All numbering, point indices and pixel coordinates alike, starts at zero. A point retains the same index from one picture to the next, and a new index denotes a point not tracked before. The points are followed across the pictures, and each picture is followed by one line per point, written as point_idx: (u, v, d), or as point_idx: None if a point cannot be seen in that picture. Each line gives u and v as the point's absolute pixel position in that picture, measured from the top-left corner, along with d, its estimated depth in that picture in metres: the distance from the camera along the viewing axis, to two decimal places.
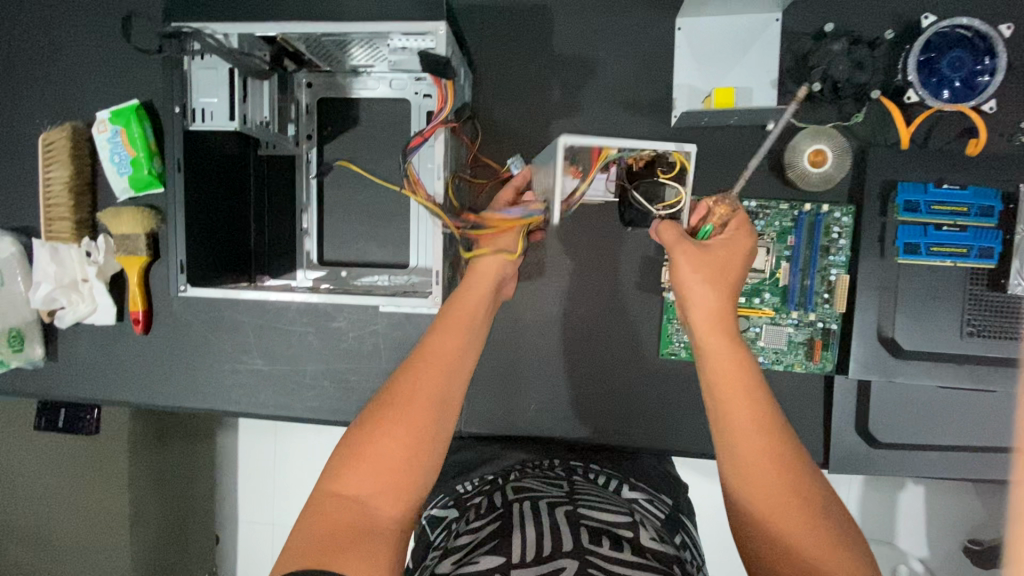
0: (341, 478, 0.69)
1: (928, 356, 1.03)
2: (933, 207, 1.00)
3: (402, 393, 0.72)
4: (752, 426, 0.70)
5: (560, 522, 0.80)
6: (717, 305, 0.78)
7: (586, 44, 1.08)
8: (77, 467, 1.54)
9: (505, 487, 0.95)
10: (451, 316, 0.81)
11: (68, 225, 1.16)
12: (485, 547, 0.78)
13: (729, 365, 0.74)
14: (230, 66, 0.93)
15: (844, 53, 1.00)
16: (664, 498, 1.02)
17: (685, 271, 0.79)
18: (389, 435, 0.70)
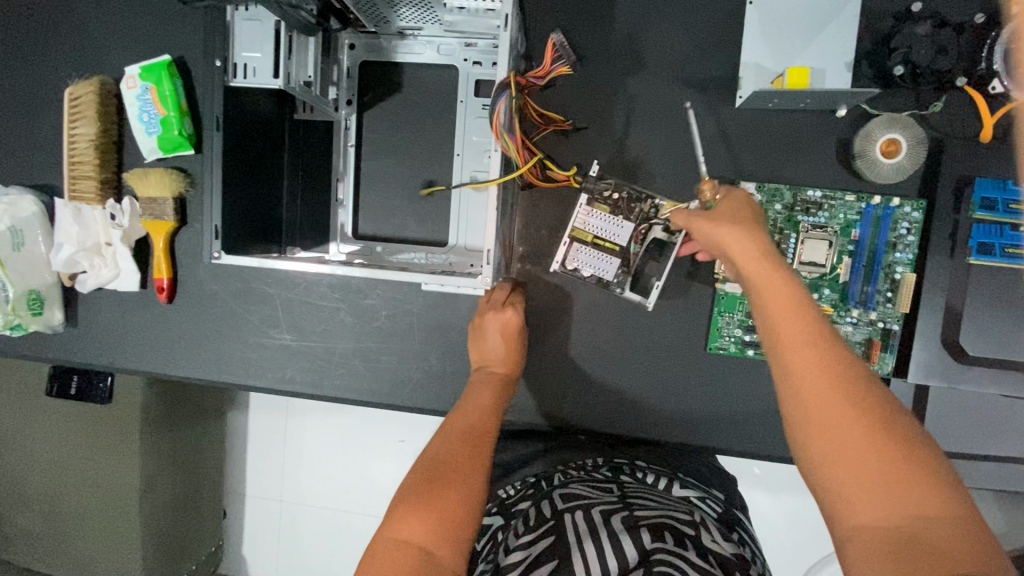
0: (403, 526, 0.68)
1: (995, 363, 0.97)
2: (1011, 206, 0.95)
3: (446, 453, 0.77)
4: (806, 348, 0.65)
5: (620, 531, 0.78)
6: (746, 237, 0.76)
7: (648, 16, 1.01)
8: (90, 436, 1.50)
9: (551, 494, 0.90)
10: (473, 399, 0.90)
11: (93, 184, 1.10)
12: (544, 567, 0.74)
13: (770, 290, 0.71)
14: (276, 20, 0.87)
15: (929, 37, 0.94)
16: (717, 493, 0.99)
17: (706, 220, 0.80)
18: (453, 488, 0.72)
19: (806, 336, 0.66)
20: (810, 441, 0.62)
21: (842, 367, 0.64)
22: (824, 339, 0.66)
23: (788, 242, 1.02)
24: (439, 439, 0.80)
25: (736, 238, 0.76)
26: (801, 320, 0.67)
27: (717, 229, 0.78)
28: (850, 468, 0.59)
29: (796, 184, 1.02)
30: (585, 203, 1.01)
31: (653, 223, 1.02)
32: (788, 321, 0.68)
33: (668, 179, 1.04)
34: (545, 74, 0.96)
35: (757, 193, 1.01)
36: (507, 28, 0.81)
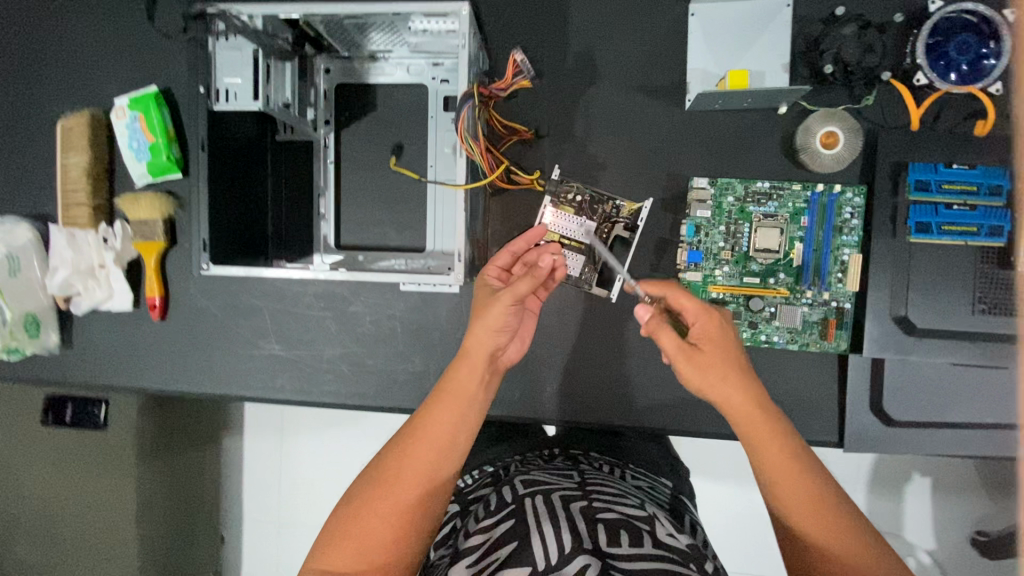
0: (326, 559, 0.76)
1: (942, 334, 1.04)
2: (944, 186, 1.02)
3: (391, 470, 0.79)
4: (816, 516, 0.77)
5: (577, 516, 0.82)
6: (746, 400, 0.82)
7: (601, 30, 1.10)
8: (85, 462, 1.53)
9: (513, 481, 0.97)
10: (445, 392, 0.85)
11: (85, 211, 1.16)
12: (505, 548, 0.79)
13: (778, 461, 0.79)
14: (255, 48, 0.93)
15: (854, 37, 1.04)
16: (664, 481, 1.13)
17: (704, 378, 0.84)
18: (378, 519, 0.77)
19: (805, 491, 0.78)
20: None
21: (835, 511, 0.77)
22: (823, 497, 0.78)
23: (743, 231, 1.09)
24: (383, 453, 0.82)
25: (741, 404, 0.82)
26: (808, 491, 0.78)
27: (722, 389, 0.83)
28: None
29: (746, 178, 1.09)
30: (549, 203, 1.08)
31: (614, 223, 1.09)
32: (788, 476, 0.78)
33: (629, 178, 1.12)
34: (506, 87, 1.02)
35: (711, 187, 1.08)
36: (465, 46, 0.89)
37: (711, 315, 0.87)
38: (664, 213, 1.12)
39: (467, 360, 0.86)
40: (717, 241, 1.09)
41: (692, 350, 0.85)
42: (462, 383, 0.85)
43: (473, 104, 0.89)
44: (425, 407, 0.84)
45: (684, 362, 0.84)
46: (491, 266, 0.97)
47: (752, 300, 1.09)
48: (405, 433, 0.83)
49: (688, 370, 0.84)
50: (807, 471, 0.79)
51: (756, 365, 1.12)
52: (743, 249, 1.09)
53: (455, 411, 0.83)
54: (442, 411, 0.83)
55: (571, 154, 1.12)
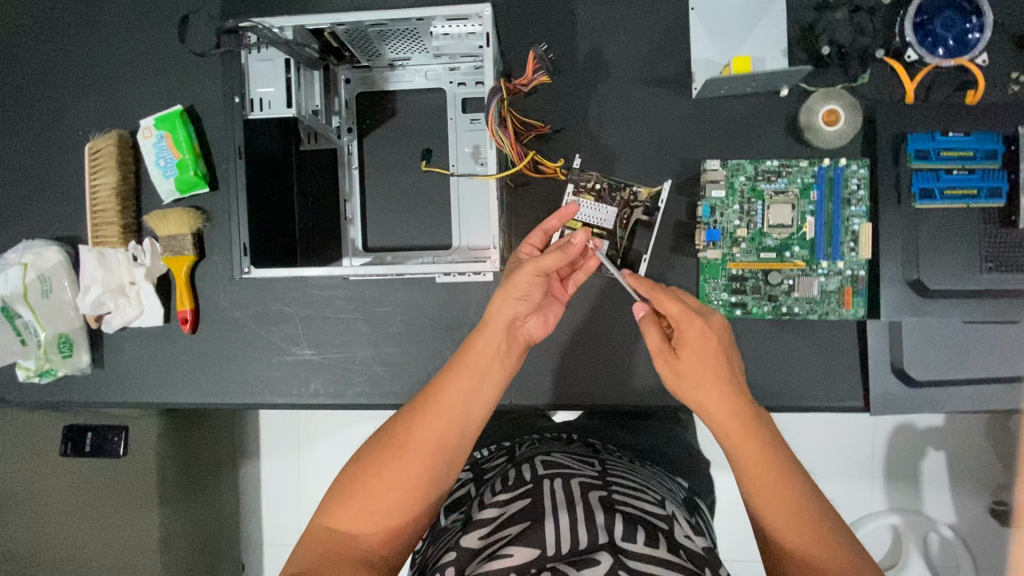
0: (334, 514, 0.84)
1: (954, 293, 1.09)
2: (943, 153, 1.08)
3: (403, 436, 0.87)
4: (787, 516, 0.80)
5: (595, 506, 0.86)
6: (721, 399, 0.89)
7: (608, 28, 1.16)
8: (107, 492, 1.50)
9: (533, 461, 1.02)
10: (458, 364, 0.92)
11: (116, 229, 1.19)
12: (515, 527, 0.84)
13: (751, 458, 0.85)
14: (286, 58, 0.99)
15: (847, 21, 1.10)
16: (678, 481, 1.22)
17: (682, 382, 0.92)
18: (385, 480, 0.84)
19: (772, 491, 0.82)
20: None
21: (803, 512, 0.81)
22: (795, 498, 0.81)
23: (757, 209, 1.13)
24: (394, 420, 0.90)
25: (717, 403, 0.89)
26: (783, 488, 0.82)
27: (701, 392, 0.90)
28: None
29: (755, 159, 1.14)
30: (571, 192, 1.12)
31: (634, 208, 1.13)
32: (759, 474, 0.83)
33: (644, 165, 1.17)
34: (529, 83, 1.09)
35: (723, 168, 1.13)
36: (489, 45, 0.94)
37: (695, 321, 0.91)
38: (679, 197, 1.17)
39: (484, 331, 0.94)
40: (732, 220, 1.14)
41: (671, 354, 0.93)
42: (473, 355, 0.92)
43: (501, 98, 0.93)
44: (441, 378, 0.92)
45: (663, 364, 0.94)
46: (525, 244, 1.04)
47: (771, 273, 1.13)
48: (420, 401, 0.91)
49: (666, 373, 0.94)
50: (777, 469, 0.83)
51: (780, 337, 1.16)
52: (758, 226, 1.13)
53: (466, 382, 0.91)
54: (455, 381, 0.91)
55: (587, 146, 1.16)
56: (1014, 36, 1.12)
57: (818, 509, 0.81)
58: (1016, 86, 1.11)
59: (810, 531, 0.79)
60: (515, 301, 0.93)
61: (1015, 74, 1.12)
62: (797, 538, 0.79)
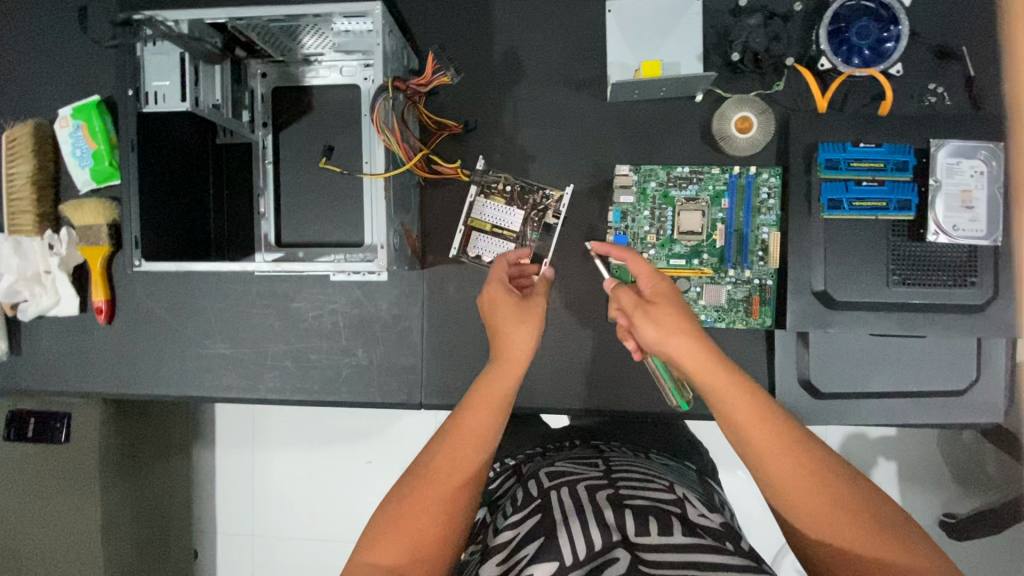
0: (378, 550, 0.78)
1: (860, 306, 1.08)
2: (853, 164, 1.07)
3: (439, 468, 0.83)
4: (792, 461, 0.77)
5: (604, 504, 0.88)
6: (699, 348, 0.83)
7: (523, 27, 1.15)
8: (45, 479, 1.47)
9: (538, 474, 1.03)
10: (483, 392, 0.90)
11: (30, 218, 1.19)
12: (532, 544, 0.82)
13: (740, 408, 0.80)
14: (182, 52, 0.98)
15: (761, 27, 1.09)
16: (687, 464, 1.21)
17: (660, 332, 0.85)
18: (423, 512, 0.80)
19: (769, 444, 0.78)
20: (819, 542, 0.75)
21: (802, 458, 0.77)
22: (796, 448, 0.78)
23: (667, 215, 1.13)
24: (426, 452, 0.86)
25: (691, 354, 0.83)
26: (783, 437, 0.78)
27: (673, 340, 0.84)
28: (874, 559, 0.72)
29: (667, 164, 1.13)
30: (476, 192, 1.13)
31: (545, 210, 1.14)
32: (753, 424, 0.79)
33: (558, 168, 1.16)
34: (427, 83, 1.05)
35: (634, 174, 1.12)
36: (381, 43, 0.93)
37: (661, 280, 0.93)
38: (592, 201, 1.16)
39: (508, 363, 0.92)
40: (643, 226, 1.13)
41: (646, 303, 0.89)
42: (500, 384, 0.90)
43: (388, 97, 0.94)
44: (466, 407, 0.89)
45: (643, 316, 0.87)
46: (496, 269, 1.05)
47: (678, 280, 1.13)
48: (449, 431, 0.87)
49: (648, 325, 0.86)
50: (771, 417, 0.80)
51: None
52: (668, 233, 1.13)
53: (494, 409, 0.88)
54: (483, 410, 0.88)
55: (500, 147, 1.16)
56: (933, 45, 1.10)
57: (820, 454, 0.78)
58: (934, 97, 1.10)
59: (817, 477, 0.76)
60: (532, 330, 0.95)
61: (932, 85, 1.10)
62: (803, 488, 0.76)
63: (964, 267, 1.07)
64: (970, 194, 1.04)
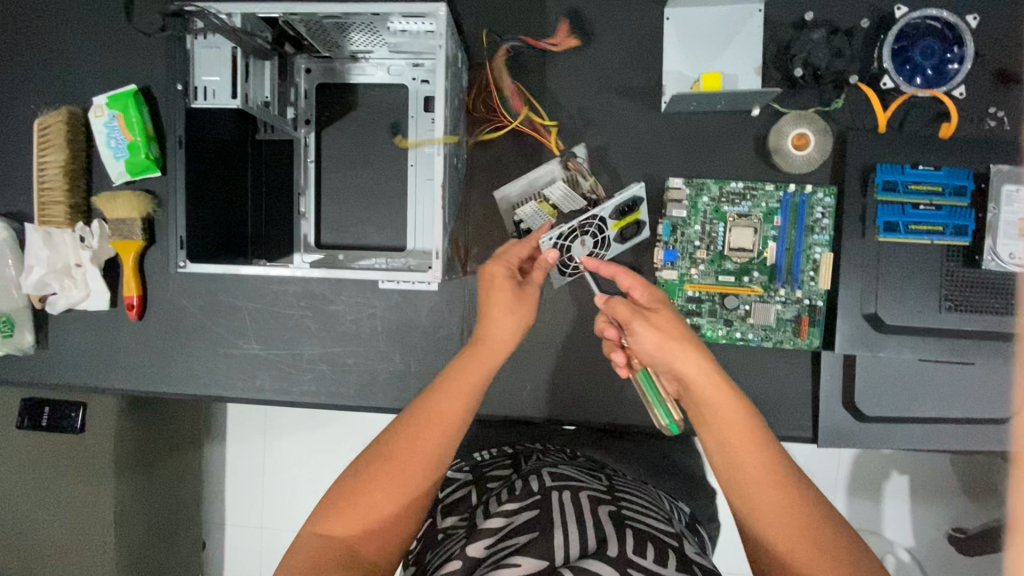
0: (329, 523, 0.78)
1: (910, 331, 1.07)
2: (911, 187, 1.05)
3: (403, 450, 0.81)
4: (770, 491, 0.76)
5: (604, 519, 0.84)
6: (700, 365, 0.79)
7: (578, 32, 1.12)
8: (59, 469, 1.41)
9: (540, 472, 0.99)
10: (460, 374, 0.87)
11: (62, 209, 1.15)
12: (524, 535, 0.82)
13: (730, 428, 0.78)
14: (233, 47, 0.95)
15: (823, 42, 1.07)
16: (681, 509, 1.15)
17: (660, 343, 0.81)
18: (381, 490, 0.79)
19: (762, 481, 0.76)
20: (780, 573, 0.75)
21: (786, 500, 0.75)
22: (778, 480, 0.76)
23: (718, 231, 1.11)
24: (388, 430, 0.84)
25: (694, 369, 0.79)
26: (767, 465, 0.77)
27: (675, 351, 0.80)
28: None
29: (721, 179, 1.11)
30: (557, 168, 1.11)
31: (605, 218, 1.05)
32: (747, 457, 0.77)
33: (607, 178, 1.14)
34: (557, 43, 1.11)
35: (686, 187, 1.10)
36: (442, 47, 0.90)
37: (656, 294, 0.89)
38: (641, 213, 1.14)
39: (479, 352, 0.89)
40: (693, 240, 1.11)
41: (645, 313, 0.84)
42: (474, 371, 0.87)
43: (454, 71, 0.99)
44: (434, 391, 0.86)
45: (641, 325, 0.82)
46: (506, 253, 0.97)
47: (727, 297, 1.11)
48: (416, 413, 0.84)
49: (649, 335, 0.81)
50: (766, 451, 0.77)
51: (733, 363, 1.14)
52: (718, 249, 1.11)
53: (460, 399, 0.85)
54: (450, 398, 0.85)
55: (549, 154, 1.13)
56: (996, 68, 1.08)
57: (802, 489, 0.76)
58: (993, 121, 1.08)
59: (802, 523, 0.74)
60: (516, 328, 0.92)
61: (992, 109, 1.08)
62: (787, 534, 0.74)
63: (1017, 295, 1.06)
64: None
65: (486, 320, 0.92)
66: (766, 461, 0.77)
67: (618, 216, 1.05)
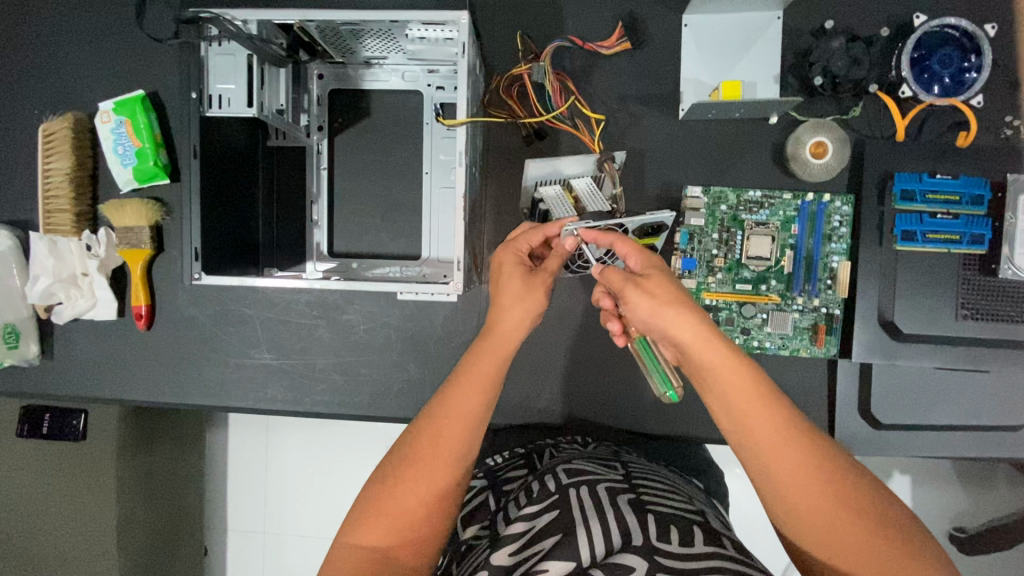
0: (361, 533, 0.76)
1: (927, 339, 1.07)
2: (928, 196, 1.05)
3: (426, 450, 0.79)
4: (785, 450, 0.73)
5: (625, 508, 0.84)
6: (694, 326, 0.76)
7: (595, 39, 1.11)
8: (57, 481, 1.32)
9: (555, 470, 0.96)
10: (475, 366, 0.84)
11: (68, 217, 1.13)
12: (549, 540, 0.80)
13: (734, 391, 0.75)
14: (249, 53, 0.93)
15: (843, 50, 1.04)
16: (696, 484, 1.12)
17: (656, 309, 0.77)
18: (410, 492, 0.77)
19: (777, 442, 0.73)
20: (806, 534, 0.73)
21: (803, 456, 0.72)
22: (790, 438, 0.73)
23: (736, 239, 1.10)
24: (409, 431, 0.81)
25: (690, 332, 0.76)
26: (776, 426, 0.74)
27: (668, 314, 0.77)
28: (860, 557, 0.70)
29: (738, 187, 1.11)
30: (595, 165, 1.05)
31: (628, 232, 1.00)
32: (753, 418, 0.74)
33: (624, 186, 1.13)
34: (609, 46, 1.10)
35: (704, 196, 1.10)
36: (465, 54, 0.88)
37: (648, 258, 0.85)
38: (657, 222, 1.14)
39: (491, 340, 0.87)
40: (710, 249, 1.11)
41: (637, 280, 0.80)
42: (490, 362, 0.84)
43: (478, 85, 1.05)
44: (451, 386, 0.83)
45: (635, 291, 0.78)
46: (520, 243, 0.92)
47: (745, 306, 1.11)
48: (436, 411, 0.81)
49: (642, 300, 0.78)
50: (773, 408, 0.74)
51: None
52: (735, 257, 1.10)
53: (479, 393, 0.82)
54: (468, 391, 0.82)
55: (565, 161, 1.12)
56: (1012, 77, 1.09)
57: (817, 442, 0.74)
58: (1010, 129, 1.08)
59: (822, 478, 0.72)
60: (528, 318, 0.88)
61: (1010, 118, 1.09)
62: (805, 494, 0.71)
63: None
64: None
65: (497, 310, 0.89)
66: (773, 420, 0.74)
67: (640, 235, 1.01)
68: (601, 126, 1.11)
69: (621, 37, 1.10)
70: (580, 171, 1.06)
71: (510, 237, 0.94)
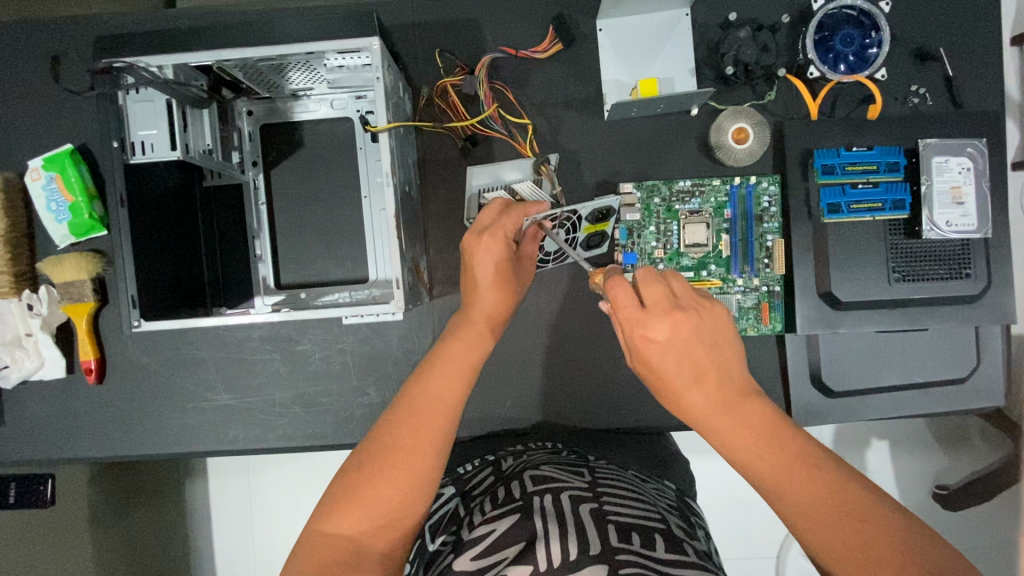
0: (331, 521, 0.70)
1: (865, 305, 1.11)
2: (847, 168, 1.09)
3: (402, 442, 0.73)
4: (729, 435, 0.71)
5: (586, 517, 0.82)
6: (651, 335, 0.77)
7: (517, 50, 1.14)
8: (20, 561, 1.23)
9: (522, 476, 0.96)
10: (447, 359, 0.81)
11: (6, 279, 1.11)
12: (511, 548, 0.78)
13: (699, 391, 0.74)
14: (168, 98, 0.95)
15: (750, 39, 1.10)
16: (666, 481, 1.08)
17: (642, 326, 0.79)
18: (385, 481, 0.71)
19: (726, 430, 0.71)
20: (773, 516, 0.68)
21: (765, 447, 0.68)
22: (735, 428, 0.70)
23: (673, 229, 1.13)
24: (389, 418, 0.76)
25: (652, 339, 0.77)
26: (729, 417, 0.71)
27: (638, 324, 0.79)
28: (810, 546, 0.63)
29: (669, 179, 1.14)
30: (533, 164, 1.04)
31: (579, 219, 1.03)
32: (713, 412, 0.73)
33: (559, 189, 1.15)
34: (543, 51, 1.13)
35: (637, 191, 1.12)
36: (380, 79, 0.91)
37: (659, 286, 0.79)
38: None
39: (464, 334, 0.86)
40: (649, 242, 1.14)
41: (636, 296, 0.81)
42: (471, 353, 0.82)
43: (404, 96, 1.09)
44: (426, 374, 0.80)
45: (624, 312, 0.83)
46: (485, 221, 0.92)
47: None
48: (408, 402, 0.77)
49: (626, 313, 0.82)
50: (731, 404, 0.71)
51: None
52: (675, 247, 1.13)
53: (452, 386, 0.79)
54: (442, 378, 0.79)
55: None
56: (912, 48, 1.15)
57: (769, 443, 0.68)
58: (916, 98, 1.14)
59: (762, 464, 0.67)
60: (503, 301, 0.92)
61: (914, 87, 1.15)
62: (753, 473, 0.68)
63: (958, 260, 1.11)
64: (959, 189, 1.08)
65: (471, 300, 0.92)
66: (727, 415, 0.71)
67: (592, 222, 1.05)
68: (529, 131, 1.14)
69: (552, 40, 1.13)
70: (521, 174, 1.05)
71: (480, 221, 0.92)
